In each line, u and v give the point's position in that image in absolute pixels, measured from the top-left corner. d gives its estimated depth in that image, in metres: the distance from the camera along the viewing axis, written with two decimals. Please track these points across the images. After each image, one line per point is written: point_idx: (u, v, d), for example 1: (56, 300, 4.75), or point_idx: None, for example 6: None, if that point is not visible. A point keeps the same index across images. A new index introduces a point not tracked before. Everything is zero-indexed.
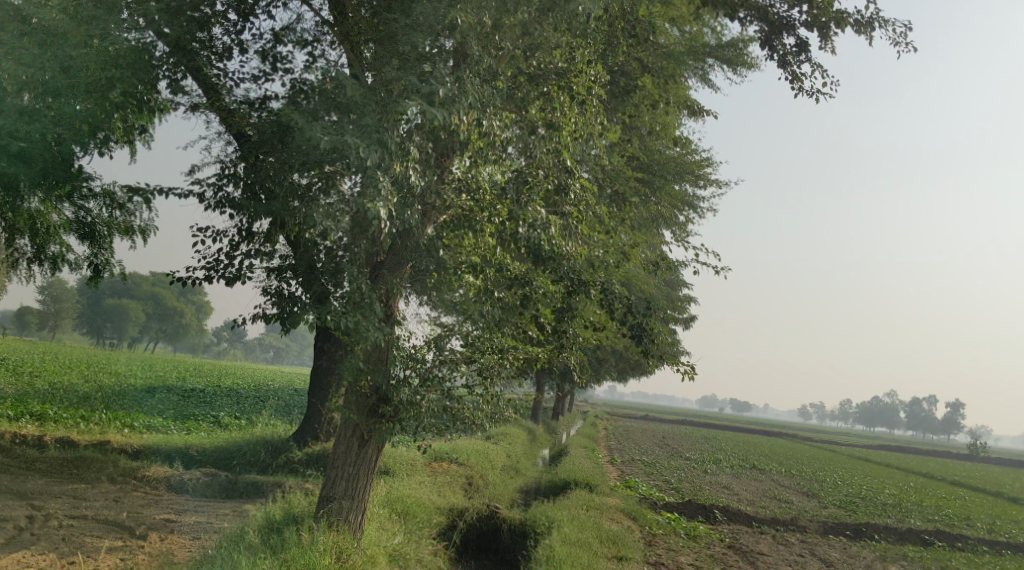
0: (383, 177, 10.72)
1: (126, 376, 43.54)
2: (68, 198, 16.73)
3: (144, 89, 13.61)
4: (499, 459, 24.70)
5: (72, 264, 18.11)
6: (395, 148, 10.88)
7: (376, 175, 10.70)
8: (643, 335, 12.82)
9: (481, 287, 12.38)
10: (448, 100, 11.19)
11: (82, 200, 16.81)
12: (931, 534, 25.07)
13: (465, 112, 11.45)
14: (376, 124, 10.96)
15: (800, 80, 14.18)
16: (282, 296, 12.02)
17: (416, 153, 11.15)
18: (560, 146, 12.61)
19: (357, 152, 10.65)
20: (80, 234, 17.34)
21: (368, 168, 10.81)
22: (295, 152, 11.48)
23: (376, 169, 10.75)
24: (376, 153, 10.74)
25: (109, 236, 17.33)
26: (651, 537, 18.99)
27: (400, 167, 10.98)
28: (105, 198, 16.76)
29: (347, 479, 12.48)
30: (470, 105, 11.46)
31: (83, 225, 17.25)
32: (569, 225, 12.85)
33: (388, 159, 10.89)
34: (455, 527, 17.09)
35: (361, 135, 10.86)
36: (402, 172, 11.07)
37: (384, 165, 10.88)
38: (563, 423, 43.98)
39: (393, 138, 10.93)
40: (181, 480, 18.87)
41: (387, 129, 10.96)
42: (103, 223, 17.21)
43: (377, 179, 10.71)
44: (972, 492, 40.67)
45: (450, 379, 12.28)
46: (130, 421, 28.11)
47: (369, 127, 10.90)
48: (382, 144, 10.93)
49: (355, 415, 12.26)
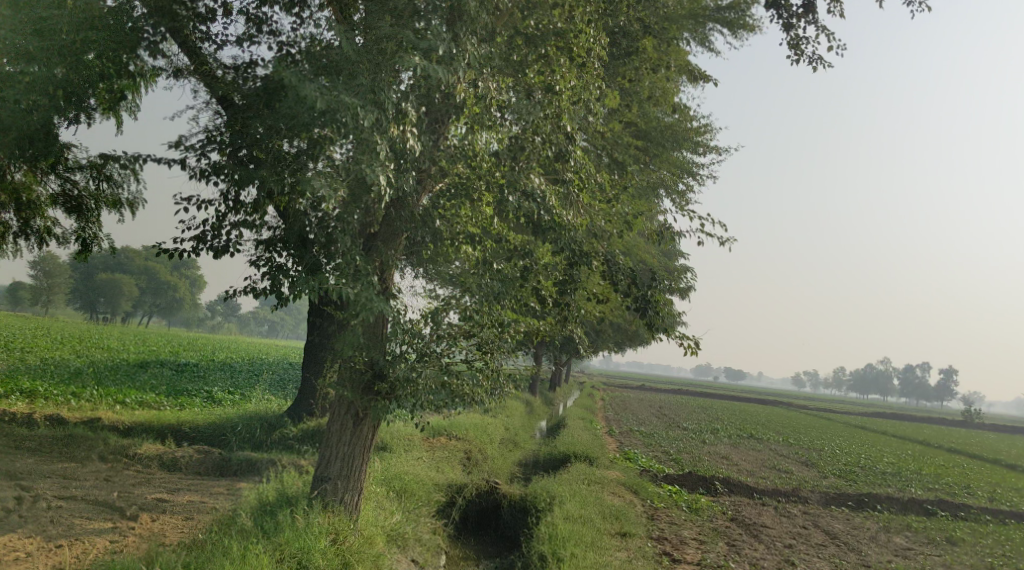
0: (381, 138, 10.26)
1: (119, 351, 43.13)
2: (52, 170, 16.19)
3: (125, 54, 13.03)
4: (497, 432, 24.36)
5: (59, 238, 17.62)
6: (392, 109, 10.35)
7: (373, 138, 10.22)
8: (647, 307, 12.28)
9: (479, 258, 12.06)
10: (446, 59, 10.59)
11: (67, 171, 16.26)
12: (934, 504, 24.82)
13: (463, 73, 10.86)
14: (370, 84, 10.36)
15: (800, 47, 13.54)
16: (273, 268, 11.53)
17: (413, 114, 10.59)
18: (559, 110, 11.92)
19: (352, 113, 10.14)
20: (66, 208, 16.81)
21: (364, 131, 10.29)
22: (282, 116, 10.93)
23: (371, 131, 10.29)
24: (372, 113, 10.22)
25: (96, 210, 16.82)
26: (653, 511, 18.67)
27: (397, 130, 10.42)
28: (90, 169, 16.20)
29: (342, 458, 12.06)
30: (467, 65, 10.87)
31: (70, 198, 16.74)
32: (569, 193, 12.21)
33: (384, 120, 10.39)
34: (454, 504, 16.75)
35: (354, 95, 10.24)
36: (399, 136, 10.53)
37: (381, 127, 10.40)
38: (560, 394, 43.73)
39: (390, 98, 10.37)
40: (174, 458, 18.46)
41: (383, 89, 10.38)
42: (90, 195, 16.68)
43: (374, 141, 10.25)
44: (970, 459, 40.48)
45: (449, 353, 11.85)
46: (123, 397, 27.73)
47: (363, 87, 10.30)
48: (377, 105, 10.41)
49: (349, 392, 11.81)
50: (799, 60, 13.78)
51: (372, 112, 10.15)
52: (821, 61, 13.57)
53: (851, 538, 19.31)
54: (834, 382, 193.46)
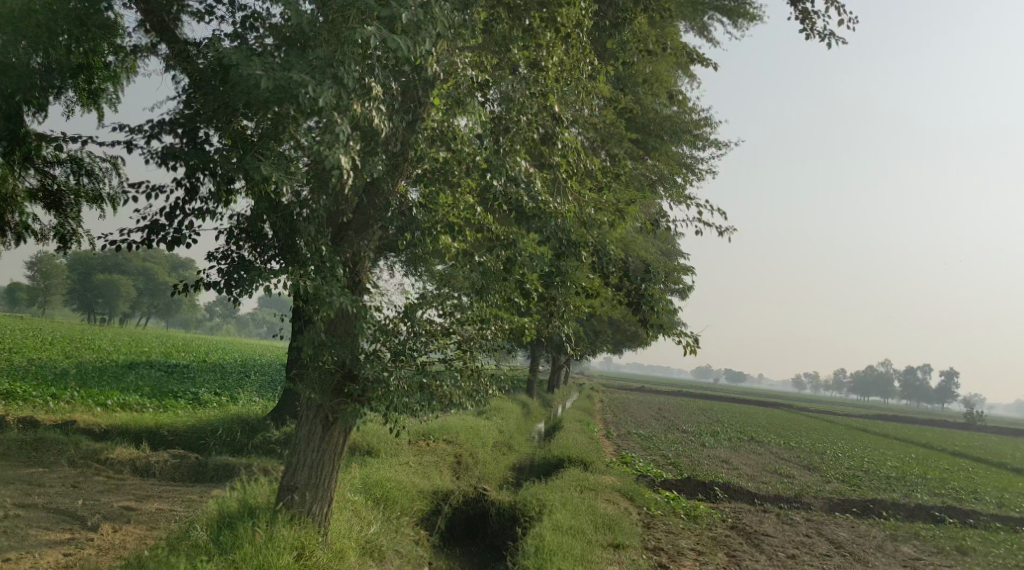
0: (342, 117, 9.24)
1: (109, 352, 42.08)
2: (30, 163, 15.09)
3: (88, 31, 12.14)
4: (490, 435, 23.47)
5: (37, 234, 16.29)
6: (352, 85, 9.35)
7: (332, 117, 9.19)
8: (641, 302, 11.28)
9: (459, 250, 11.34)
10: (413, 28, 9.63)
11: (44, 165, 15.18)
12: (941, 510, 23.92)
13: (434, 43, 9.91)
14: (330, 57, 9.49)
15: (810, 20, 12.59)
16: (232, 263, 10.62)
17: (379, 90, 9.63)
18: (546, 90, 11.03)
19: (307, 91, 9.18)
20: (46, 203, 15.67)
21: (323, 109, 9.31)
22: (238, 92, 9.95)
23: (333, 110, 9.26)
24: (330, 91, 9.24)
25: (76, 205, 15.74)
26: (650, 520, 17.81)
27: (360, 106, 9.43)
28: (70, 162, 15.18)
29: (310, 467, 11.15)
30: (440, 35, 9.88)
31: (49, 193, 15.62)
32: (557, 180, 11.24)
33: (344, 96, 9.35)
34: (439, 512, 15.92)
35: (312, 70, 9.40)
36: (363, 113, 9.62)
37: (342, 105, 9.33)
38: (557, 395, 42.80)
39: (351, 72, 9.41)
40: (148, 463, 17.53)
41: (344, 63, 9.46)
42: (69, 189, 15.56)
43: (335, 121, 9.25)
44: (976, 463, 39.62)
45: (427, 353, 11.20)
46: (105, 398, 26.78)
47: (322, 61, 9.46)
48: (337, 80, 9.45)
49: (316, 394, 10.92)
50: (810, 36, 12.82)
51: (328, 88, 9.13)
52: (834, 36, 12.59)
53: (856, 547, 18.42)
54: (834, 383, 192.44)
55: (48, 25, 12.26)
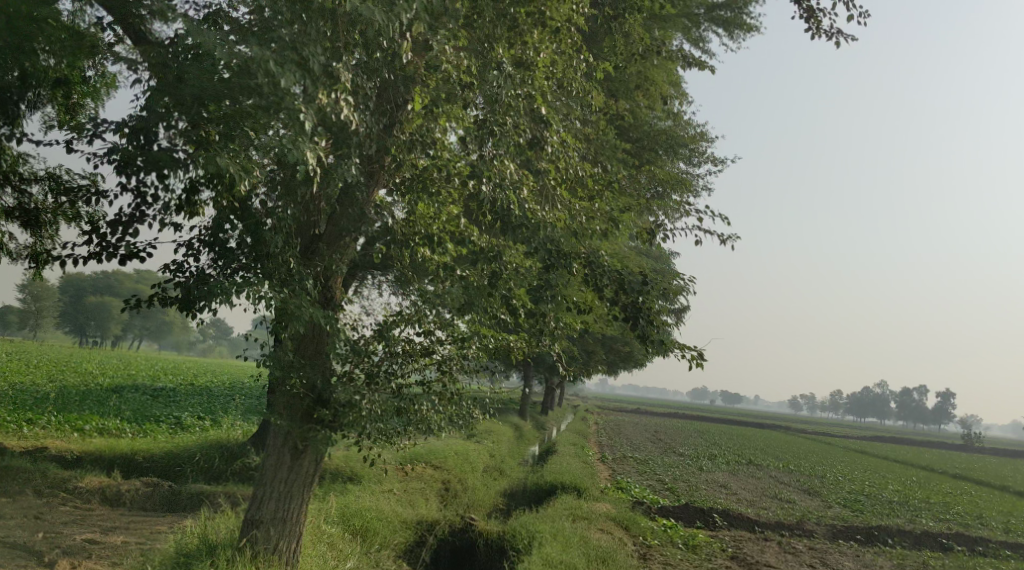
0: (307, 107, 8.42)
1: (94, 375, 40.96)
2: (5, 178, 14.00)
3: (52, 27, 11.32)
4: (480, 459, 22.57)
5: (12, 254, 15.03)
6: (318, 72, 8.58)
7: (296, 106, 8.40)
8: (639, 317, 10.34)
9: (439, 264, 10.62)
10: (388, 10, 8.91)
11: (21, 182, 14.09)
12: (949, 538, 23.00)
13: (410, 27, 9.17)
14: (294, 40, 8.70)
15: (815, 18, 12.05)
16: (188, 277, 9.75)
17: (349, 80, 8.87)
18: (534, 89, 10.21)
19: (268, 73, 8.39)
20: (22, 222, 14.38)
21: (285, 97, 8.54)
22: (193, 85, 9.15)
23: (295, 99, 8.49)
24: (293, 75, 8.45)
25: (54, 223, 14.48)
26: (646, 550, 16.92)
27: (328, 97, 8.58)
28: (49, 180, 14.11)
29: (277, 500, 10.27)
30: (417, 19, 9.15)
31: (26, 212, 14.36)
32: (545, 186, 10.60)
33: (308, 83, 8.56)
34: (423, 543, 15.04)
35: (275, 55, 8.61)
36: (330, 104, 8.75)
37: (306, 94, 8.54)
38: (552, 418, 41.79)
39: (317, 59, 8.64)
40: (118, 493, 16.55)
41: (311, 49, 8.67)
42: (48, 210, 14.34)
43: (299, 111, 8.44)
44: (977, 486, 38.79)
45: (404, 375, 10.35)
46: (82, 423, 25.78)
47: (285, 45, 8.66)
48: (302, 67, 8.66)
49: (283, 419, 10.06)
50: (816, 34, 12.23)
51: (290, 73, 8.40)
52: (842, 34, 11.97)
53: None
54: (830, 403, 191.52)
55: (16, 40, 11.35)
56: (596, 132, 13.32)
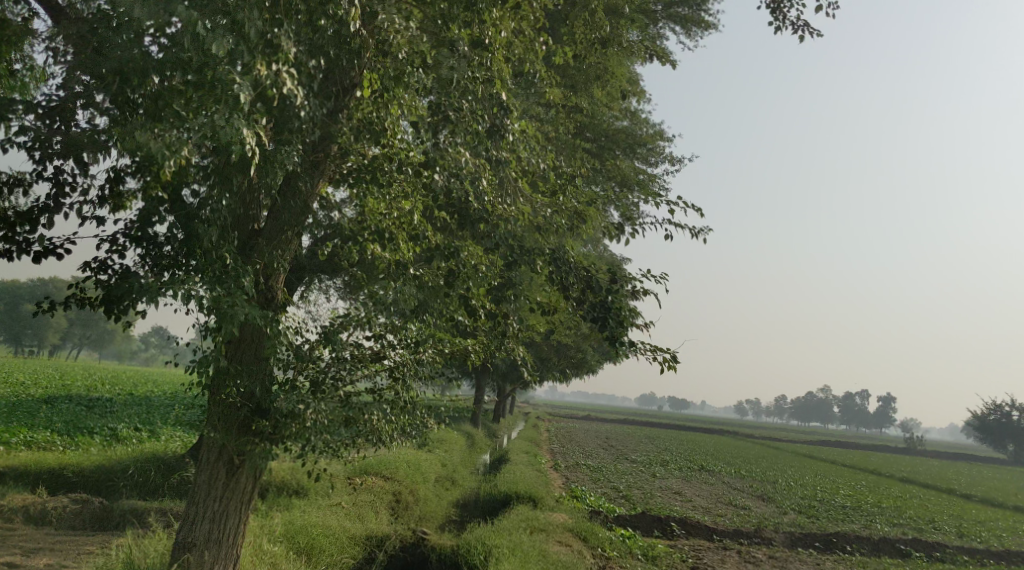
0: (241, 79, 7.76)
1: (27, 386, 39.05)
2: None
3: None
4: (432, 469, 21.75)
5: None
6: (254, 39, 7.86)
7: (230, 77, 7.73)
8: (607, 317, 9.64)
9: (390, 262, 9.88)
10: None
11: None
12: (907, 543, 22.74)
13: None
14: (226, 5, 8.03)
15: (780, 10, 11.60)
16: (111, 274, 8.85)
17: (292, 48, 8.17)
18: (495, 72, 9.42)
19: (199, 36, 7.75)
20: None
21: (220, 68, 7.87)
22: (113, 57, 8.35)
23: (229, 71, 7.82)
24: (227, 41, 7.77)
25: None
26: (604, 562, 16.27)
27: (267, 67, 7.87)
28: None
29: (212, 519, 9.40)
30: None
31: None
32: (504, 178, 9.88)
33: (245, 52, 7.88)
34: (373, 559, 14.25)
35: (207, 21, 7.92)
36: (268, 77, 8.01)
37: (244, 65, 7.85)
38: (505, 427, 41.04)
39: (253, 23, 7.92)
40: (44, 510, 15.41)
41: (246, 12, 7.93)
42: None
43: (233, 83, 7.77)
44: (926, 490, 38.94)
45: (353, 382, 9.55)
46: (9, 436, 24.32)
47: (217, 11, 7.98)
48: (240, 36, 7.99)
49: (217, 431, 9.19)
50: (782, 28, 11.84)
51: (223, 40, 7.69)
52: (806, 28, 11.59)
53: None
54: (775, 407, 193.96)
55: None
56: (555, 125, 12.71)
